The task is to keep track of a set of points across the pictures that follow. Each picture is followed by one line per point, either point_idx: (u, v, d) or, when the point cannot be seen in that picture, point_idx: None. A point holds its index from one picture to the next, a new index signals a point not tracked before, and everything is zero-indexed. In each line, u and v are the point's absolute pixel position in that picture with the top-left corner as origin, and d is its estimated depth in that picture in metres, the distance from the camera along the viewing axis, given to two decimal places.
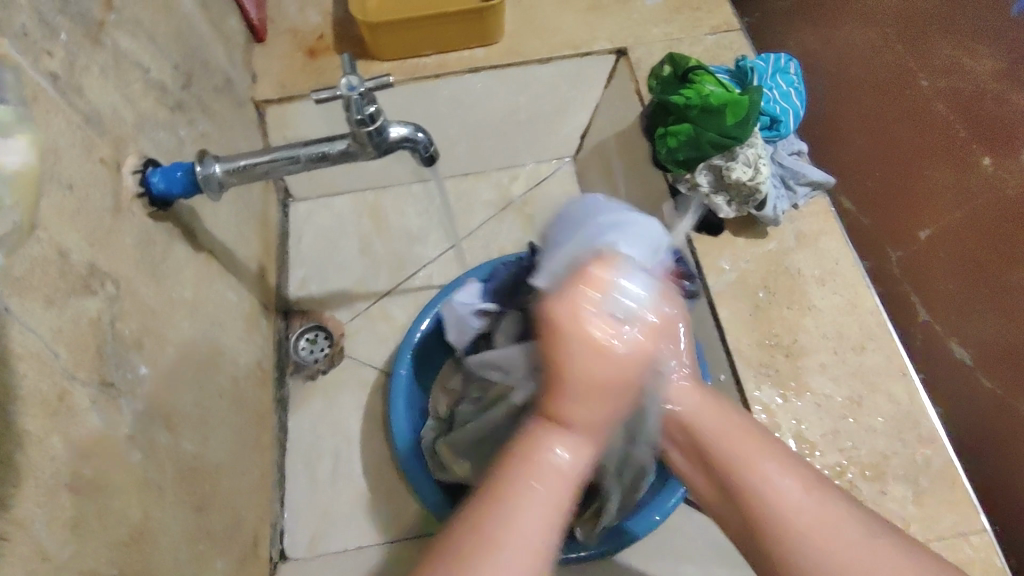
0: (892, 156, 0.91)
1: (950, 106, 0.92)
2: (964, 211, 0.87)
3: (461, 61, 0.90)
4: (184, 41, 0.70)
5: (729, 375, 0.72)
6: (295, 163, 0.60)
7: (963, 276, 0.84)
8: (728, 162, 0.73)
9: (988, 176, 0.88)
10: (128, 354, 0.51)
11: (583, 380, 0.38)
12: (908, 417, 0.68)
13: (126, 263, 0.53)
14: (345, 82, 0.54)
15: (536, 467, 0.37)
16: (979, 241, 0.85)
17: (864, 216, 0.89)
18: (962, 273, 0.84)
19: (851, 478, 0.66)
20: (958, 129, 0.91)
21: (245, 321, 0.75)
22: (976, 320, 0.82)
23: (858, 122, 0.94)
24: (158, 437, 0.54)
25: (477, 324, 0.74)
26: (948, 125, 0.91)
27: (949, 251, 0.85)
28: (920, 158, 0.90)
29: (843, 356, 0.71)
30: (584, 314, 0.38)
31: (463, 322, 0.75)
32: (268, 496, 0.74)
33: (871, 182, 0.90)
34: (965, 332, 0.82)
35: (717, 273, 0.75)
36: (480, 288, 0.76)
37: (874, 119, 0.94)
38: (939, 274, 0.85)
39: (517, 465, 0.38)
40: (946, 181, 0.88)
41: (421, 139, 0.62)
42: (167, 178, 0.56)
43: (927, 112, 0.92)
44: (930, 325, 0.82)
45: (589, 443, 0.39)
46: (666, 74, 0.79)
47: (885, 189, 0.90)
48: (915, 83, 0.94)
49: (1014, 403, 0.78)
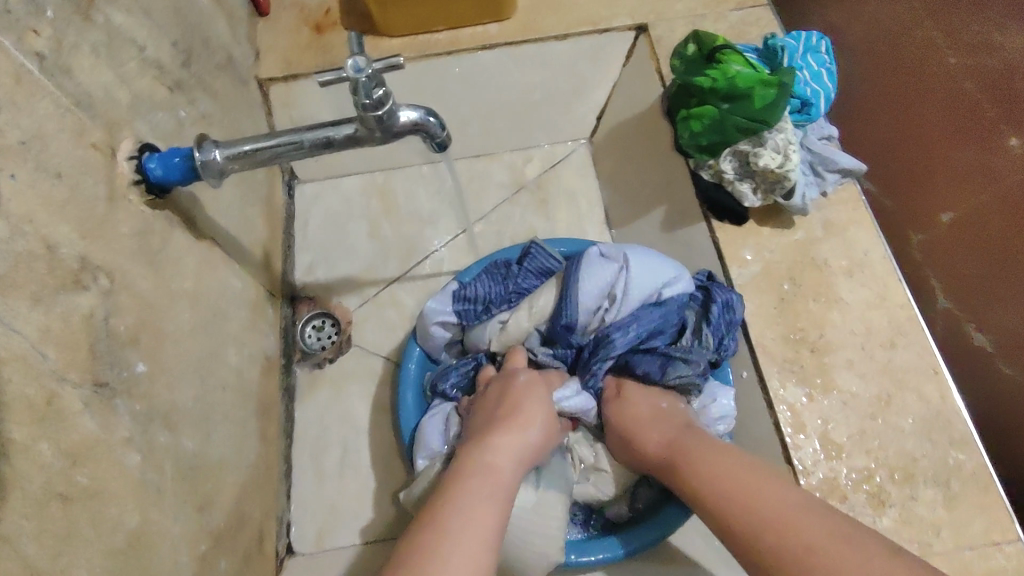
0: (905, 142, 0.87)
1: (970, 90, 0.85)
2: (989, 194, 0.82)
3: (474, 38, 0.86)
4: (183, 16, 0.67)
5: (750, 372, 0.69)
6: (298, 148, 0.55)
7: (988, 261, 0.80)
8: (755, 148, 0.69)
9: (1014, 156, 0.83)
10: (124, 351, 0.49)
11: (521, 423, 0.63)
12: (941, 418, 0.64)
13: (122, 253, 0.50)
14: (351, 64, 0.49)
15: (487, 465, 0.56)
16: (1002, 224, 0.81)
17: (886, 198, 0.84)
18: (988, 258, 0.80)
19: (880, 482, 0.62)
20: (984, 110, 0.85)
21: (250, 310, 0.73)
22: (1002, 306, 0.79)
23: (883, 103, 0.89)
24: (157, 437, 0.52)
25: (440, 333, 0.78)
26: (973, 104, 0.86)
27: (971, 234, 0.81)
28: (944, 139, 0.86)
29: (871, 352, 0.67)
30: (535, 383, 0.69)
31: (428, 330, 0.78)
32: (274, 490, 0.73)
33: (894, 166, 0.86)
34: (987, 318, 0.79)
35: (740, 263, 0.72)
36: (454, 295, 0.77)
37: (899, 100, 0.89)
38: (960, 258, 0.81)
39: (477, 469, 0.56)
40: (972, 161, 0.84)
41: (434, 124, 0.56)
42: (166, 164, 0.53)
43: (951, 91, 0.87)
44: (948, 311, 0.78)
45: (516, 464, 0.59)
46: (691, 53, 0.74)
47: (907, 170, 0.85)
48: (940, 62, 0.89)
49: None
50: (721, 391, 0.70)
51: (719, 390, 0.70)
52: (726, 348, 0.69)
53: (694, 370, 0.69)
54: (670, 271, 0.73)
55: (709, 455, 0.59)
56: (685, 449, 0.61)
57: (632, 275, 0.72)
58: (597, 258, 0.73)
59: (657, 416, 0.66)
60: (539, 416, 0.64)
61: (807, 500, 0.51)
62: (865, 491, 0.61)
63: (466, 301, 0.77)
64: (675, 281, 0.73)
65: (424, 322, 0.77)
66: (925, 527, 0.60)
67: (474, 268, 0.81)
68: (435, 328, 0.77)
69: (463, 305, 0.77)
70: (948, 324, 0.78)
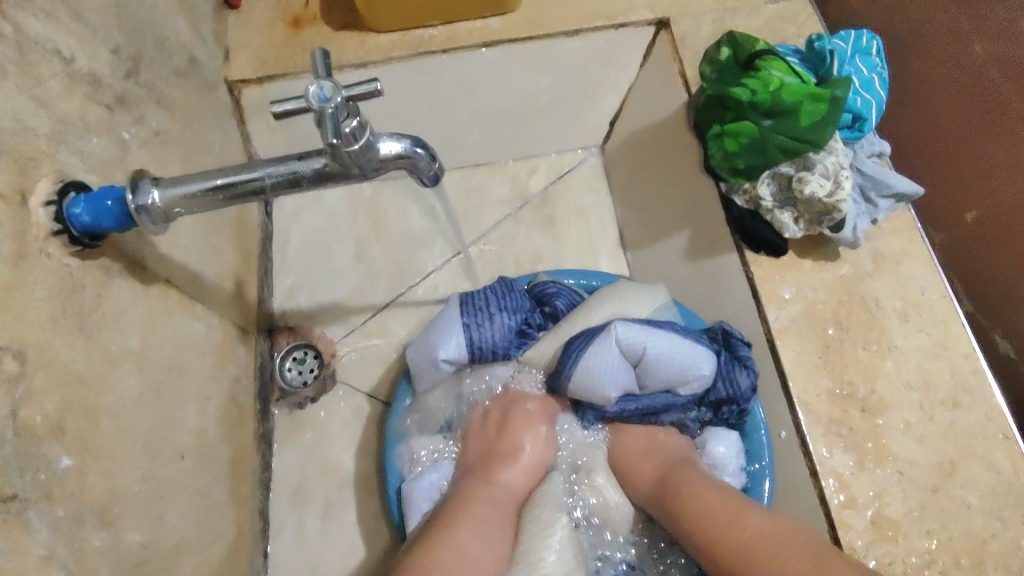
0: (931, 134, 0.71)
1: (1008, 77, 0.66)
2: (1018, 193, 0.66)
3: (473, 34, 0.76)
4: (129, 16, 0.56)
5: (789, 433, 0.60)
6: (259, 188, 0.46)
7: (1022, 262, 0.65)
8: (801, 172, 0.59)
9: None
10: (41, 449, 0.39)
11: (505, 463, 0.61)
12: (1012, 490, 0.55)
13: (38, 324, 0.41)
14: (314, 90, 0.40)
15: (469, 504, 0.56)
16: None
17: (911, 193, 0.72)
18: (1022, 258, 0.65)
19: (942, 568, 0.53)
20: (1015, 102, 0.66)
21: (217, 355, 0.64)
22: None
23: (905, 93, 0.73)
24: (90, 540, 0.43)
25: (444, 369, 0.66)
26: (1001, 96, 0.67)
27: (999, 238, 0.67)
28: (972, 135, 0.69)
29: (932, 414, 0.58)
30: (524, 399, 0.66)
31: (430, 365, 0.66)
32: (248, 557, 0.65)
33: (916, 161, 0.72)
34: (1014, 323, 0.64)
35: (779, 304, 0.62)
36: (467, 328, 0.65)
37: (919, 96, 0.73)
38: (987, 261, 0.67)
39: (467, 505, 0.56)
40: (1002, 158, 0.67)
41: (422, 155, 0.46)
42: (94, 208, 0.43)
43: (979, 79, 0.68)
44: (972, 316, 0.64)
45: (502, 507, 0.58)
46: (725, 58, 0.64)
47: (931, 163, 0.71)
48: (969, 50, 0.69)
49: None
50: (714, 438, 0.64)
51: (712, 437, 0.64)
52: (724, 414, 0.64)
53: (688, 414, 0.65)
54: (695, 367, 0.62)
55: (714, 499, 0.54)
56: (683, 487, 0.57)
57: (650, 371, 0.62)
58: (614, 348, 0.61)
59: (652, 448, 0.63)
60: (534, 448, 0.63)
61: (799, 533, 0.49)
62: None
63: (477, 343, 0.65)
64: (696, 377, 0.62)
65: (429, 355, 0.65)
66: None
67: (486, 291, 0.68)
68: (440, 364, 0.65)
69: (474, 348, 0.65)
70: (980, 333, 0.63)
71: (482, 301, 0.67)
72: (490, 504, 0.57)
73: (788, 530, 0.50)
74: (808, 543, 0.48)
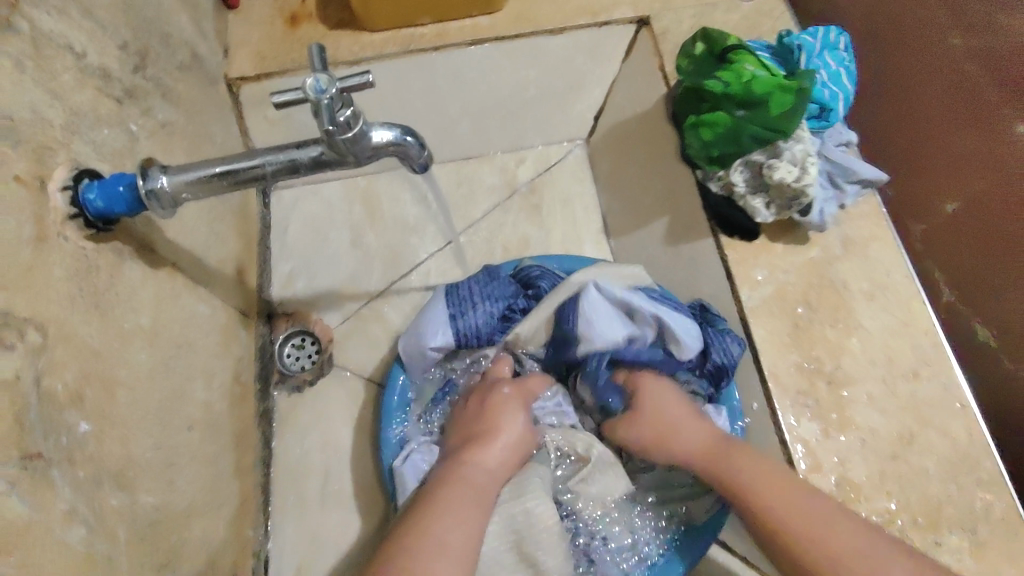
0: (905, 126, 0.75)
1: (982, 66, 0.67)
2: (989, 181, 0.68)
3: (463, 31, 0.79)
4: (136, 13, 0.60)
5: (761, 404, 0.64)
6: (259, 174, 0.49)
7: (987, 248, 0.68)
8: (770, 160, 0.62)
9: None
10: (62, 414, 0.43)
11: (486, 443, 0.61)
12: (966, 456, 0.59)
13: (58, 300, 0.44)
14: (310, 82, 0.43)
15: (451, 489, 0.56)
16: (1006, 213, 0.66)
17: None
18: (986, 245, 0.68)
19: (900, 526, 0.57)
20: (988, 91, 0.67)
21: (221, 336, 0.67)
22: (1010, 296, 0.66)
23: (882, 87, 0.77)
24: (107, 500, 0.46)
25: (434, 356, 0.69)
26: (977, 85, 0.68)
27: (972, 227, 0.69)
28: (946, 126, 0.71)
29: (893, 386, 0.62)
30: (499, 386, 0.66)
31: (420, 354, 0.69)
32: (251, 529, 0.68)
33: (893, 151, 0.76)
34: (989, 309, 0.68)
35: (752, 285, 0.65)
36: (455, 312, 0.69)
37: (897, 88, 0.76)
38: (961, 249, 0.70)
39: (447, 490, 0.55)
40: (976, 147, 0.69)
41: (412, 143, 0.50)
42: (107, 194, 0.46)
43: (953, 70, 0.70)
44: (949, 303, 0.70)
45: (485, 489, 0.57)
46: (699, 53, 0.68)
47: (906, 155, 0.75)
48: (946, 41, 0.71)
49: None
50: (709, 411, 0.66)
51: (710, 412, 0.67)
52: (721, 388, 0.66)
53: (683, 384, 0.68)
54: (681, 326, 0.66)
55: (770, 477, 0.55)
56: (741, 457, 0.57)
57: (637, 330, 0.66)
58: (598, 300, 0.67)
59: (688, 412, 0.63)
60: (515, 427, 0.63)
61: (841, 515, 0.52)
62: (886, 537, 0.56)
63: (463, 331, 0.69)
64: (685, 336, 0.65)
65: (417, 344, 0.68)
66: None
67: (469, 282, 0.71)
68: (429, 352, 0.68)
69: (461, 335, 0.69)
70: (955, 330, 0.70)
71: (466, 292, 0.70)
72: (476, 484, 0.57)
73: (846, 523, 0.51)
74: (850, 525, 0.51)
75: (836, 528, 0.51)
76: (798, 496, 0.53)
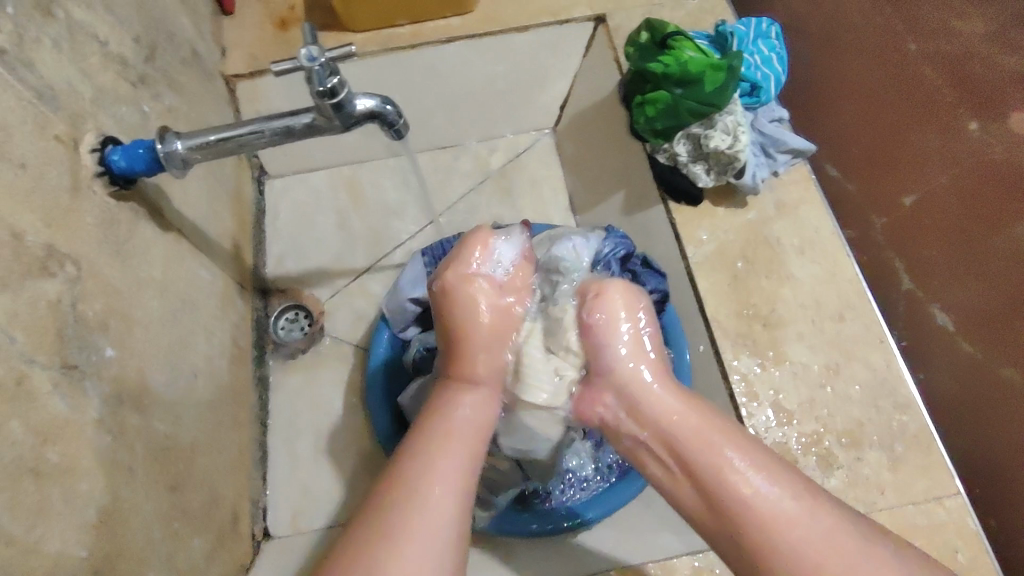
0: (869, 129, 0.80)
1: (939, 70, 0.75)
2: (949, 177, 0.73)
3: (437, 31, 0.88)
4: (146, 12, 0.68)
5: (706, 346, 0.72)
6: (259, 137, 0.57)
7: (950, 239, 0.72)
8: (706, 130, 0.72)
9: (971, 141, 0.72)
10: (93, 337, 0.50)
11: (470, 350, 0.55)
12: (883, 384, 0.68)
13: (89, 243, 0.52)
14: (303, 52, 0.51)
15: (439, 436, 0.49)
16: (967, 205, 0.72)
17: (849, 182, 0.80)
18: (948, 236, 0.72)
19: (827, 445, 0.66)
20: (943, 92, 0.75)
21: (220, 301, 0.75)
22: (966, 284, 0.70)
23: (845, 91, 0.83)
24: (127, 418, 0.53)
25: (413, 309, 0.80)
26: (934, 89, 0.75)
27: (936, 219, 0.73)
28: (911, 122, 0.77)
29: (821, 326, 0.70)
30: (470, 278, 0.58)
31: (400, 306, 0.80)
32: (249, 474, 0.75)
33: (857, 150, 0.80)
34: (952, 298, 0.71)
35: (696, 244, 0.74)
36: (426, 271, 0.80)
37: (864, 93, 0.81)
38: (926, 238, 0.74)
39: (434, 420, 0.51)
40: (935, 145, 0.75)
41: (390, 111, 0.58)
42: (129, 155, 0.54)
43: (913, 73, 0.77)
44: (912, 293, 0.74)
45: (485, 397, 0.53)
46: (644, 41, 0.77)
47: (870, 155, 0.79)
48: (903, 47, 0.78)
49: (998, 368, 0.67)
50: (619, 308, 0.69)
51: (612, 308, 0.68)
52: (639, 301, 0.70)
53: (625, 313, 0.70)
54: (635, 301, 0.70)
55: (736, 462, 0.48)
56: (708, 434, 0.49)
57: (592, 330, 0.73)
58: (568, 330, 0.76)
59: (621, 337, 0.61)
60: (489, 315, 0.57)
61: (816, 511, 0.45)
62: (814, 454, 0.65)
63: None
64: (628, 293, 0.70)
65: (397, 297, 0.79)
66: (870, 488, 0.64)
67: (441, 246, 0.81)
68: (407, 304, 0.79)
69: None
70: (912, 320, 0.73)
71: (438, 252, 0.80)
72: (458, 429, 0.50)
73: (821, 524, 0.45)
74: (831, 527, 0.44)
75: (823, 548, 0.44)
76: (776, 489, 0.46)
